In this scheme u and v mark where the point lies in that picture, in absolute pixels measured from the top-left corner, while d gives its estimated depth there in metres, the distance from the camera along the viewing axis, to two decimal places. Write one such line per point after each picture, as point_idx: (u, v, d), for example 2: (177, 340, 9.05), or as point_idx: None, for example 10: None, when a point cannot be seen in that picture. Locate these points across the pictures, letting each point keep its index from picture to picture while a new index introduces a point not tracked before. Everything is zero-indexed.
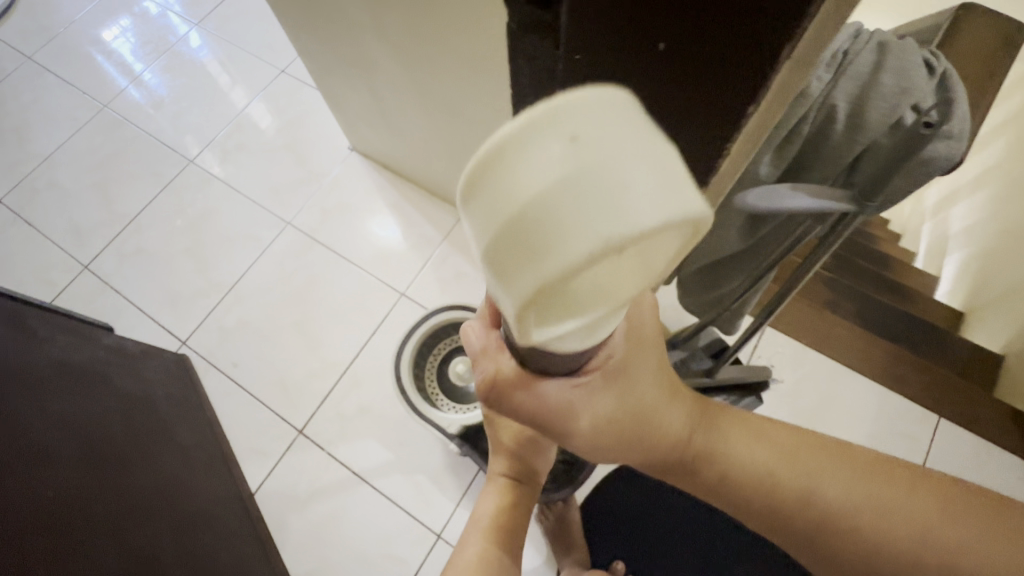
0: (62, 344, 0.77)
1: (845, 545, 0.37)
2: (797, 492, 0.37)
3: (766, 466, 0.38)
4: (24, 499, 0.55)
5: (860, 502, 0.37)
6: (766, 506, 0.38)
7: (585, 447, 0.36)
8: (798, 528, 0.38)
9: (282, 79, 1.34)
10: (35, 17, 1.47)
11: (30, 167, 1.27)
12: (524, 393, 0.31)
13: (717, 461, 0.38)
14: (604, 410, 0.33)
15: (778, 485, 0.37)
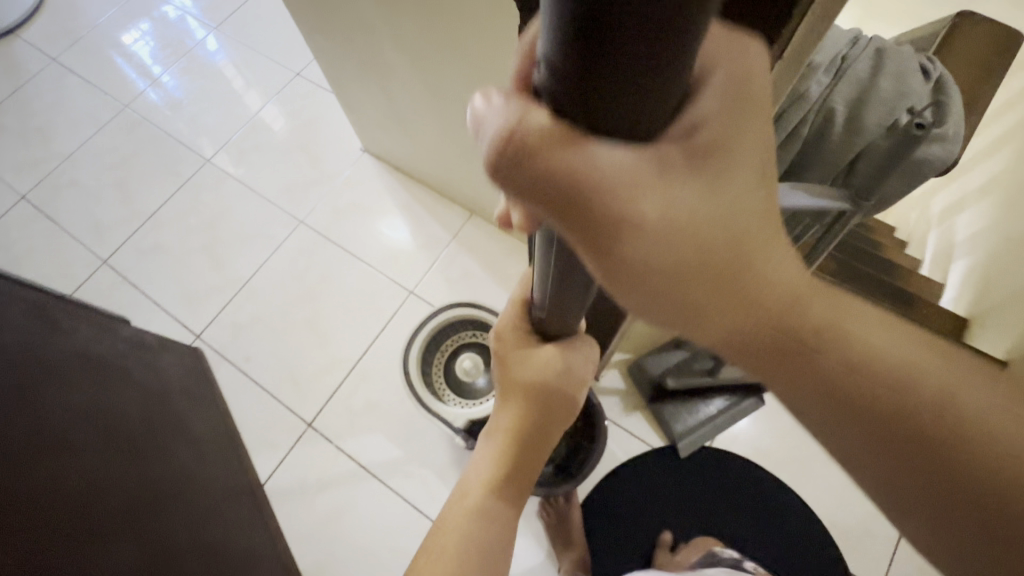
0: (84, 335, 0.80)
1: (973, 479, 0.29)
2: (931, 396, 0.29)
3: (903, 349, 0.29)
4: (46, 484, 0.57)
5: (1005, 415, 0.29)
6: (886, 409, 0.30)
7: (649, 304, 0.28)
8: (922, 447, 0.30)
9: (297, 83, 1.37)
10: (60, 20, 1.51)
11: (52, 165, 1.31)
12: (587, 190, 0.22)
13: (837, 337, 0.29)
14: (678, 240, 0.25)
15: (913, 373, 0.28)
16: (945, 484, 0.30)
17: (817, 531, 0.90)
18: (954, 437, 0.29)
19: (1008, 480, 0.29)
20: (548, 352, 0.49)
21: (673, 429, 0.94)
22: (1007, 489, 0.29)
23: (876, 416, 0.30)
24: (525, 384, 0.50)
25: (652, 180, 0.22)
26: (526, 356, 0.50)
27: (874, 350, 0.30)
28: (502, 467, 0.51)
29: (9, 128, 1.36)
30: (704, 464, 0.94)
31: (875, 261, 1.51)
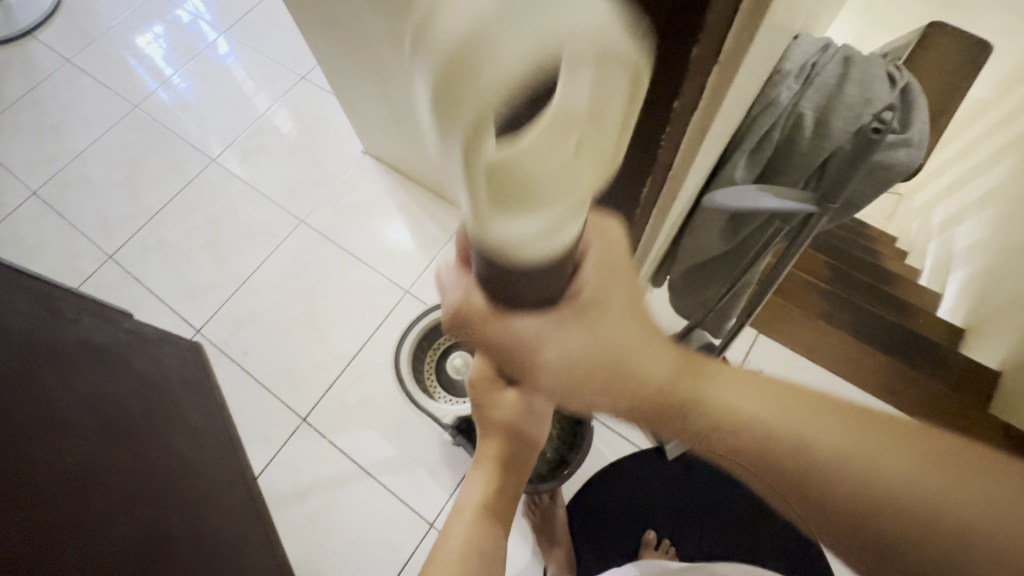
0: (87, 325, 0.83)
1: (848, 511, 0.36)
2: (791, 446, 0.36)
3: (759, 416, 0.37)
4: (48, 464, 0.60)
5: (854, 455, 0.35)
6: (758, 458, 0.38)
7: (571, 391, 0.38)
8: (798, 488, 0.37)
9: (302, 85, 1.41)
10: (76, 22, 1.56)
11: (64, 162, 1.35)
12: (492, 327, 0.33)
13: (707, 408, 0.38)
14: (571, 347, 0.35)
15: (768, 434, 0.37)
16: (828, 514, 0.36)
17: (802, 535, 0.91)
18: (818, 479, 0.36)
19: (877, 511, 0.35)
20: (511, 399, 0.48)
21: (661, 432, 0.94)
22: (876, 517, 0.35)
23: (752, 462, 0.38)
24: (498, 422, 0.51)
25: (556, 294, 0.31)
26: (494, 401, 0.50)
27: (739, 415, 0.37)
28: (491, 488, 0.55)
29: (24, 126, 1.40)
30: (691, 466, 0.95)
31: (872, 269, 1.51)
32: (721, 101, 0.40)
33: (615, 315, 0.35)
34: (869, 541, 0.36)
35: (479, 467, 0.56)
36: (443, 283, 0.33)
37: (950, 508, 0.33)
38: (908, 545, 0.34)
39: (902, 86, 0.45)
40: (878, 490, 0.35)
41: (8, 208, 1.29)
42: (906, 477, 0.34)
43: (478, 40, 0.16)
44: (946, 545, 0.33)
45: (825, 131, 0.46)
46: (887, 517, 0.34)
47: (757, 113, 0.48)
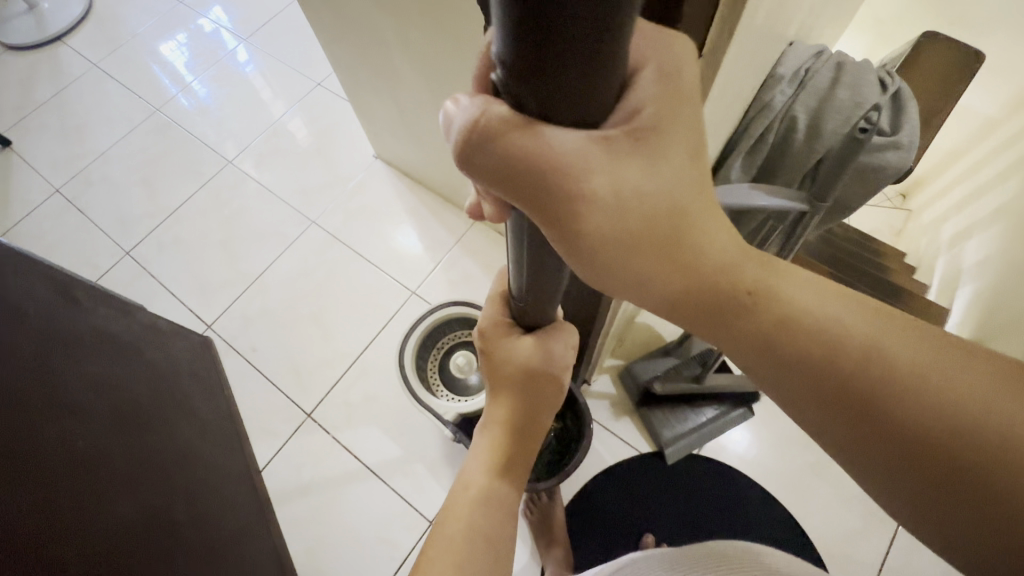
0: (103, 315, 0.85)
1: (907, 424, 0.31)
2: (856, 350, 0.32)
3: (827, 315, 0.33)
4: (60, 446, 0.62)
5: (927, 367, 0.32)
6: (803, 366, 0.33)
7: (606, 272, 0.33)
8: (855, 400, 0.32)
9: (317, 92, 1.45)
10: (104, 29, 1.62)
11: (87, 162, 1.39)
12: (522, 138, 0.25)
13: (774, 304, 0.33)
14: (624, 181, 0.28)
15: (837, 335, 0.33)
16: (881, 428, 0.32)
17: (802, 543, 0.90)
18: (883, 387, 0.32)
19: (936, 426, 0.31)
20: (528, 343, 0.51)
21: (661, 436, 0.95)
22: (936, 434, 0.31)
23: (806, 367, 0.33)
24: (511, 374, 0.52)
25: (600, 159, 0.27)
26: (510, 346, 0.52)
27: (797, 319, 0.33)
28: (500, 453, 0.53)
29: (50, 126, 1.46)
30: (690, 470, 0.95)
31: (878, 283, 1.51)
32: (714, 101, 0.42)
33: (675, 168, 0.29)
34: (917, 464, 0.32)
35: (489, 433, 0.53)
36: (454, 131, 0.27)
37: (1018, 432, 0.30)
38: (965, 468, 0.31)
39: (893, 91, 0.47)
40: (942, 408, 0.31)
41: (30, 204, 1.34)
42: (977, 399, 0.31)
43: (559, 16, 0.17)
44: (1005, 473, 0.30)
45: (817, 134, 0.47)
46: (944, 435, 0.31)
47: (752, 117, 0.50)
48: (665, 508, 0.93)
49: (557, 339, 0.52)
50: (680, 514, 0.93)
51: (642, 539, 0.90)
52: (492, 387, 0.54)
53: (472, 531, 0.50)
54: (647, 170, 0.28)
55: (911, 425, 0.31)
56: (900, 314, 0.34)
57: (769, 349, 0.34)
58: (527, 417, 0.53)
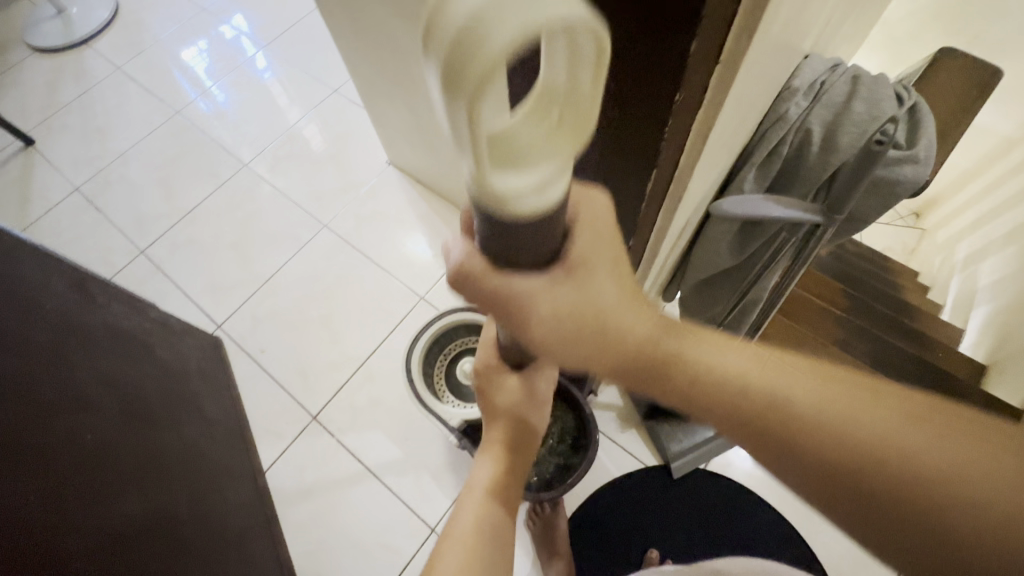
0: (116, 312, 0.86)
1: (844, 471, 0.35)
2: (784, 410, 0.36)
3: (739, 372, 0.37)
4: (69, 440, 0.63)
5: (832, 411, 0.35)
6: (736, 419, 0.37)
7: (562, 355, 0.37)
8: (787, 453, 0.36)
9: (334, 99, 1.47)
10: (128, 34, 1.67)
11: (106, 162, 1.42)
12: (491, 278, 0.32)
13: (689, 365, 0.38)
14: (566, 301, 0.34)
15: (750, 389, 0.37)
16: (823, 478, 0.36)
17: (811, 564, 0.88)
18: (812, 441, 0.35)
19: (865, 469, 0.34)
20: (516, 381, 0.53)
21: (668, 450, 0.94)
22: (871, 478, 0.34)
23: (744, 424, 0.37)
24: (502, 407, 0.55)
25: (543, 285, 0.33)
26: (496, 387, 0.54)
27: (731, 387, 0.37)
28: (500, 471, 0.56)
29: (72, 127, 1.49)
30: (697, 485, 0.94)
31: (891, 301, 1.50)
32: (728, 112, 0.42)
33: (603, 265, 0.35)
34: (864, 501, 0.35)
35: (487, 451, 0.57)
36: (451, 264, 0.34)
37: (936, 459, 0.33)
38: (903, 500, 0.33)
39: (911, 104, 0.46)
40: (855, 445, 0.34)
41: (50, 202, 1.37)
42: (885, 436, 0.34)
43: (479, 24, 0.16)
44: (939, 496, 0.33)
45: (832, 146, 0.47)
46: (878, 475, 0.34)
47: (766, 128, 0.50)
48: (671, 524, 0.92)
49: (544, 372, 0.54)
50: (686, 530, 0.91)
51: (647, 553, 0.89)
52: (486, 418, 0.58)
53: (478, 537, 0.50)
54: (578, 285, 0.34)
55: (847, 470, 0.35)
56: (803, 363, 0.38)
57: (698, 407, 0.38)
58: (520, 436, 0.57)
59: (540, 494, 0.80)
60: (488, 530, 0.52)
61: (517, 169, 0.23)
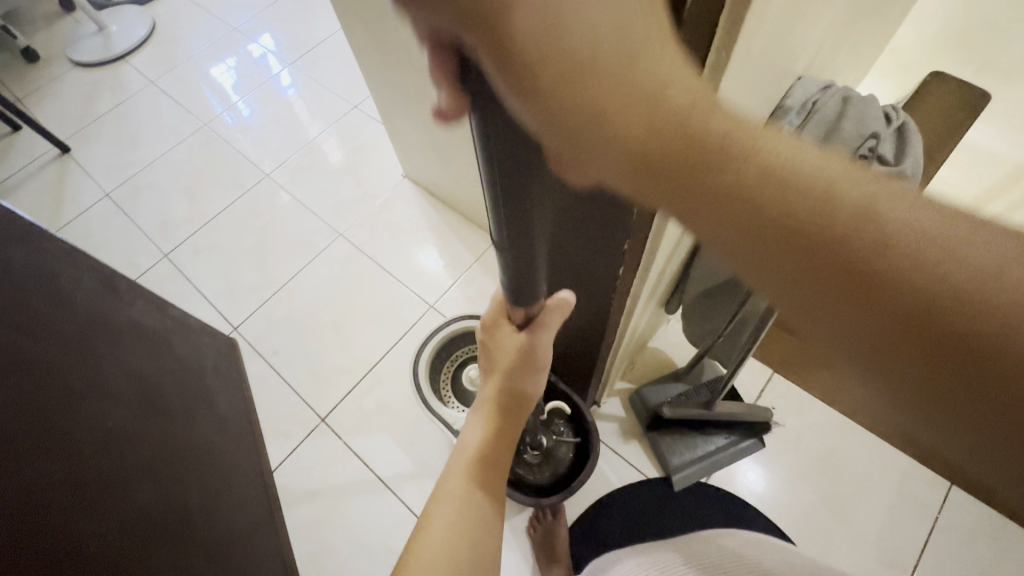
0: (140, 309, 0.90)
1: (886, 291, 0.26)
2: (826, 205, 0.27)
3: (827, 185, 0.27)
4: (91, 427, 0.66)
5: (949, 244, 0.26)
6: (809, 247, 0.27)
7: (564, 141, 0.26)
8: (868, 290, 0.26)
9: (353, 114, 1.53)
10: (163, 51, 1.76)
11: (136, 170, 1.49)
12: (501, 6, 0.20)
13: (753, 164, 0.27)
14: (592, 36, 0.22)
15: (837, 206, 0.27)
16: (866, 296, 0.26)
17: None
18: (856, 255, 0.26)
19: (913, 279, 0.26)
20: (519, 338, 0.51)
21: (669, 461, 0.94)
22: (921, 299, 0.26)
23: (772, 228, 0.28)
24: (499, 367, 0.54)
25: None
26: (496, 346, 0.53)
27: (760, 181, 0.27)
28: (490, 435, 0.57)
29: (106, 136, 1.57)
30: (697, 498, 0.94)
31: None
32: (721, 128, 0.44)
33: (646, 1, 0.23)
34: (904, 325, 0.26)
35: (479, 410, 0.58)
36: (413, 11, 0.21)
37: None
38: (989, 360, 0.25)
39: (897, 125, 0.49)
40: (973, 290, 0.25)
41: (82, 206, 1.43)
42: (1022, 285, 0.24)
43: None
44: None
45: None
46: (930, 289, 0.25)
47: None
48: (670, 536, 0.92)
49: (547, 330, 0.51)
50: None
51: None
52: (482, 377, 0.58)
53: (461, 510, 0.54)
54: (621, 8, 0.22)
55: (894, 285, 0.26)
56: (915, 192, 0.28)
57: (758, 227, 0.28)
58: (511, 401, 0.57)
59: (544, 500, 0.82)
60: (474, 507, 0.55)
61: None
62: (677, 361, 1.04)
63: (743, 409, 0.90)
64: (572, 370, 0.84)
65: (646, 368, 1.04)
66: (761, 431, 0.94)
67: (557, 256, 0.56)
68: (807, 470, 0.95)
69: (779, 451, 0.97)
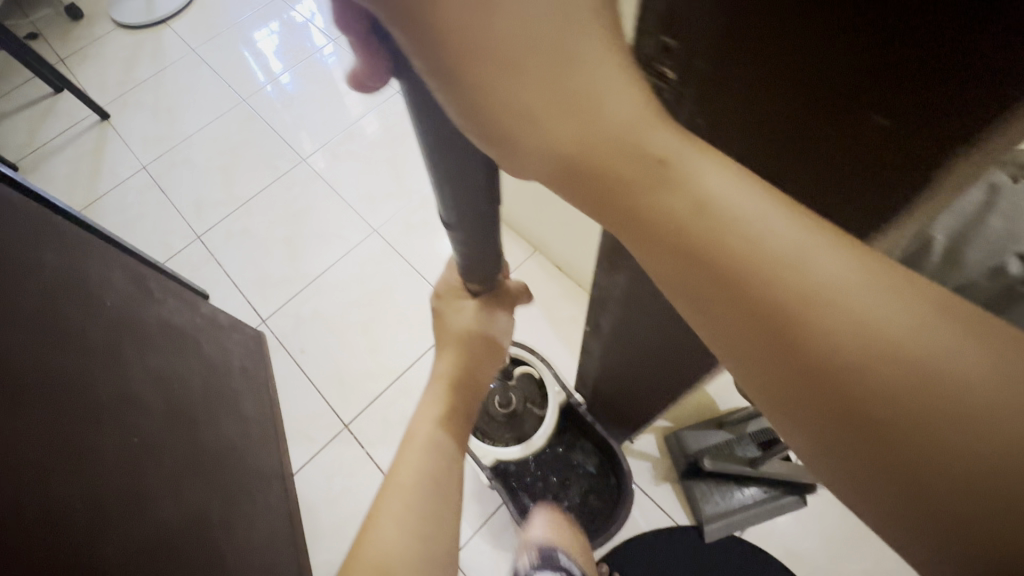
0: (170, 307, 0.88)
1: (683, 234, 0.22)
2: (725, 279, 0.21)
3: (735, 303, 0.21)
4: (118, 443, 0.64)
5: (813, 357, 0.20)
6: (751, 322, 0.21)
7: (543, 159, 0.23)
8: (795, 370, 0.21)
9: (396, 98, 1.46)
10: (206, 16, 1.70)
11: (173, 143, 1.46)
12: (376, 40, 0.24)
13: (685, 246, 0.22)
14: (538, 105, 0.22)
15: (756, 300, 0.21)
16: (660, 254, 0.23)
17: None
18: (743, 257, 0.21)
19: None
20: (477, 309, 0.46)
21: (701, 510, 0.90)
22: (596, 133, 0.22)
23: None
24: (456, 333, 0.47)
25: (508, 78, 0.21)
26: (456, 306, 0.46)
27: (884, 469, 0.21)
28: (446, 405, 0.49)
29: (146, 105, 1.54)
30: (728, 554, 0.90)
31: None
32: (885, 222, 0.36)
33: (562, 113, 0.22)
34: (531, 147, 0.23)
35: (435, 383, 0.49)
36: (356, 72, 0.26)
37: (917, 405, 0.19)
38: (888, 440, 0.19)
39: None
40: (851, 385, 0.19)
41: (119, 178, 1.41)
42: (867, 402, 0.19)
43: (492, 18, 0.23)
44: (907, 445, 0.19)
45: (955, 262, 0.41)
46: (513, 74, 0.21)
47: None
48: None
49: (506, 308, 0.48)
50: None
51: None
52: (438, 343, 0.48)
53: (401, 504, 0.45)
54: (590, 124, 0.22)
55: (667, 169, 0.22)
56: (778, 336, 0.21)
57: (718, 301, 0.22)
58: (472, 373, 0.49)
59: None
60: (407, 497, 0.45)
61: None
62: (721, 405, 0.98)
63: (788, 469, 0.85)
64: (611, 416, 0.80)
65: (686, 409, 0.99)
66: (804, 489, 0.88)
67: (621, 331, 0.50)
68: (850, 538, 0.89)
69: (822, 513, 0.91)
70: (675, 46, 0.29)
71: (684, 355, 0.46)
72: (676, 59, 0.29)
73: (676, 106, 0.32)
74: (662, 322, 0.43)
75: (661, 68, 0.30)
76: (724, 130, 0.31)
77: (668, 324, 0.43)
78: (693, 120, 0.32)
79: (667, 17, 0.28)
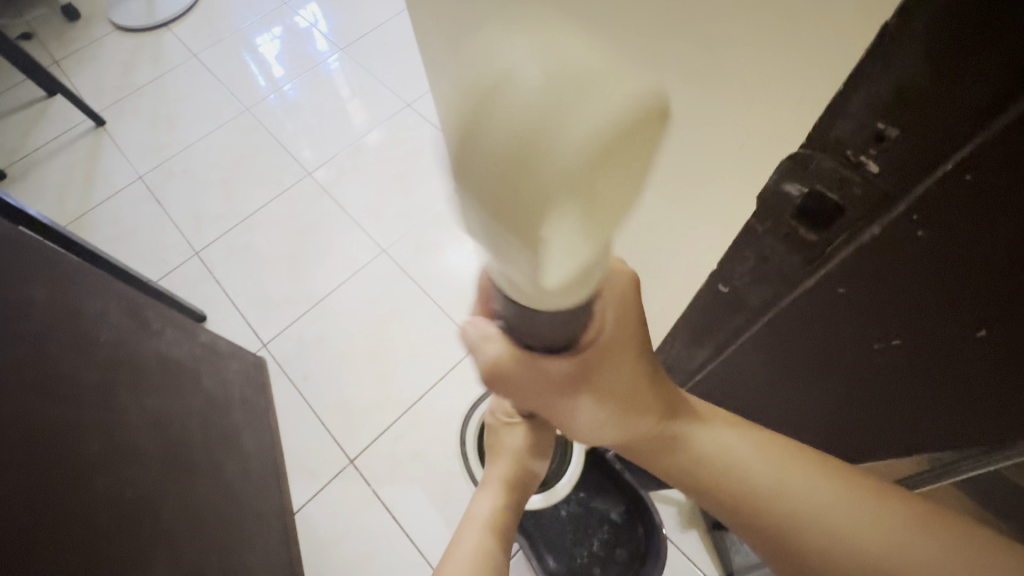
0: (168, 338, 0.82)
1: (694, 464, 0.40)
2: (721, 486, 0.39)
3: (732, 497, 0.39)
4: (110, 499, 0.58)
5: (779, 527, 0.37)
6: (733, 508, 0.39)
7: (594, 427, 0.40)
8: (773, 535, 0.38)
9: (406, 112, 1.40)
10: (208, 21, 1.64)
11: (171, 153, 1.39)
12: (522, 367, 0.33)
13: (689, 450, 0.40)
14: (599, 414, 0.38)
15: (740, 496, 0.38)
16: (680, 474, 0.40)
17: None
18: (721, 472, 0.39)
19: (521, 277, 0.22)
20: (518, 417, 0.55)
21: (732, 560, 0.84)
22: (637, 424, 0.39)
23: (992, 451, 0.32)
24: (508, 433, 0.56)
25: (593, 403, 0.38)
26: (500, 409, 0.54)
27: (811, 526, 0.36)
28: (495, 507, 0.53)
29: (144, 112, 1.47)
30: None
31: None
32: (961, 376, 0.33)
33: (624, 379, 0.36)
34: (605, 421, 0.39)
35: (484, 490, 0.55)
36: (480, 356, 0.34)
37: (844, 538, 0.35)
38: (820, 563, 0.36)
39: None
40: (807, 542, 0.36)
41: (114, 188, 1.35)
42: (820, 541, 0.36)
43: (551, 117, 0.16)
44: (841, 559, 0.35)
45: None
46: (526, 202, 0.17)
47: None
48: None
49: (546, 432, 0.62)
50: None
51: None
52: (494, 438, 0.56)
53: None
54: (628, 411, 0.38)
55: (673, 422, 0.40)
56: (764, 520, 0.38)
57: (716, 493, 0.39)
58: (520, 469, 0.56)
59: None
60: None
61: (573, 266, 0.21)
62: None
63: None
64: None
65: None
66: None
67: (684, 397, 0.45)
68: None
69: None
70: (895, 138, 0.21)
71: (789, 410, 0.41)
72: (898, 153, 0.21)
73: (867, 209, 0.23)
74: (775, 381, 0.39)
75: (859, 160, 0.22)
76: (936, 253, 0.23)
77: (788, 384, 0.38)
78: (903, 224, 0.23)
79: (896, 106, 0.20)
